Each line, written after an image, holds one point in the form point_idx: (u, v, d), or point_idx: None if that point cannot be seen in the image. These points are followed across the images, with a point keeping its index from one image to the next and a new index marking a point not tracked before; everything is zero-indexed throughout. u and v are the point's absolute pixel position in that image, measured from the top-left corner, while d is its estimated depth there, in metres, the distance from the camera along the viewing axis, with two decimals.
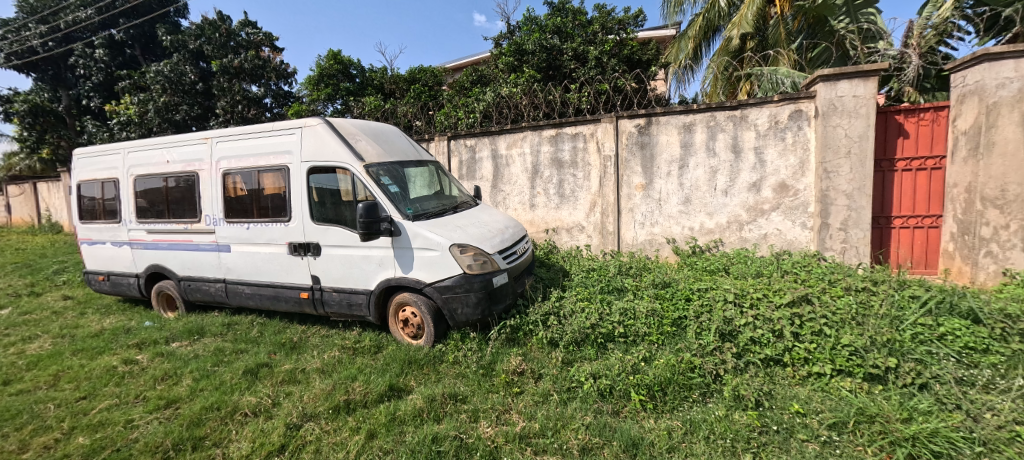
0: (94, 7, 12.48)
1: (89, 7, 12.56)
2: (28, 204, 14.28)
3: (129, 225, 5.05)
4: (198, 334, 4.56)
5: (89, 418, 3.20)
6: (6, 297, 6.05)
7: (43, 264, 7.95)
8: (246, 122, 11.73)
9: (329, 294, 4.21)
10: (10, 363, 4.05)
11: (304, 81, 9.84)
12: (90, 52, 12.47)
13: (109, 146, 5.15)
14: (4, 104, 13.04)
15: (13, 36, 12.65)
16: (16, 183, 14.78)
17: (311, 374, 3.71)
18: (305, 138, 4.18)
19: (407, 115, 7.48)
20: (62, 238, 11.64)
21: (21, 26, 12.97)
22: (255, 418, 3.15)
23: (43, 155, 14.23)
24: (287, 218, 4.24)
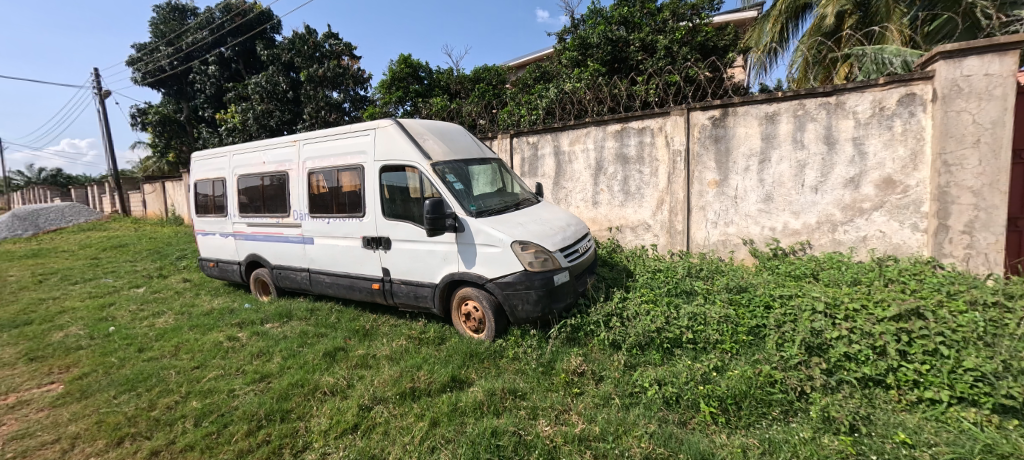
0: (208, 29, 14.36)
1: (204, 29, 14.45)
2: (158, 200, 16.87)
3: (233, 219, 5.76)
4: (286, 317, 5.08)
5: (201, 385, 3.71)
6: (141, 278, 7.22)
7: (168, 251, 9.37)
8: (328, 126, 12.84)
9: (398, 285, 4.46)
10: (145, 334, 4.83)
11: (378, 85, 10.51)
12: (205, 69, 14.41)
13: (218, 150, 5.92)
14: (143, 116, 15.57)
15: (149, 58, 15.10)
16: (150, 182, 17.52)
17: (381, 360, 3.95)
18: (379, 138, 4.47)
19: (470, 113, 7.70)
20: (184, 229, 13.61)
21: (154, 50, 15.31)
22: (332, 397, 3.44)
23: (172, 158, 16.73)
24: (362, 214, 4.57)
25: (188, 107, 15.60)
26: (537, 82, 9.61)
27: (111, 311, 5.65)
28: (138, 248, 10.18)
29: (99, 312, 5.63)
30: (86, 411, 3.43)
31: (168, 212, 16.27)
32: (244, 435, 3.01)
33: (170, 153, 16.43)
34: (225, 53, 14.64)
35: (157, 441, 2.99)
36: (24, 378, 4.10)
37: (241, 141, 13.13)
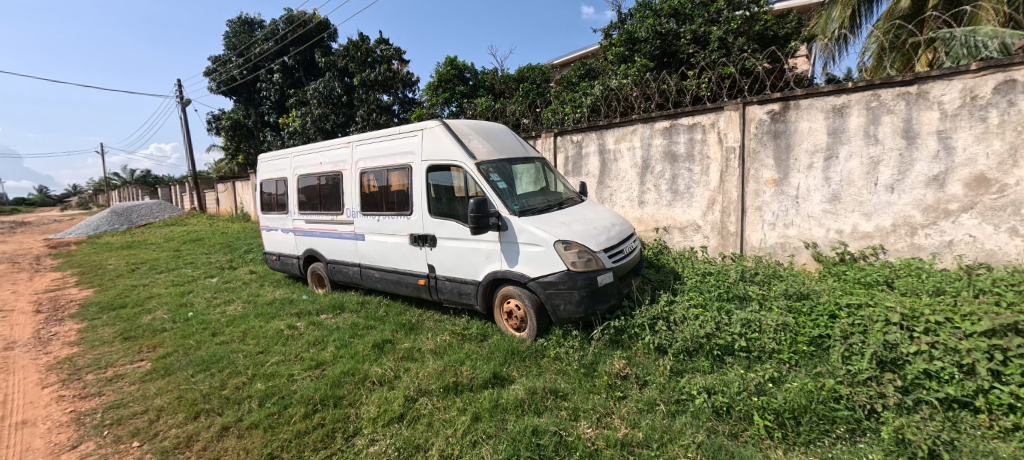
0: (273, 40, 15.43)
1: (269, 40, 15.55)
2: (230, 198, 18.41)
3: (294, 216, 6.17)
4: (339, 309, 5.38)
5: (264, 369, 4.02)
6: (215, 269, 7.93)
7: (238, 245, 10.21)
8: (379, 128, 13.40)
9: (443, 282, 4.58)
10: (218, 320, 5.31)
11: (425, 88, 10.81)
12: (271, 77, 15.53)
13: (281, 152, 6.36)
14: (218, 121, 17.06)
15: (223, 69, 16.54)
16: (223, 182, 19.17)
17: (425, 354, 4.08)
18: (426, 139, 4.60)
19: (515, 113, 7.75)
20: (252, 225, 14.75)
21: (227, 61, 16.68)
22: (380, 387, 3.60)
23: (242, 160, 18.19)
24: (410, 212, 4.73)
25: (255, 113, 16.90)
26: (582, 80, 9.49)
27: (189, 298, 6.25)
28: (212, 242, 11.19)
29: (180, 299, 6.26)
30: (168, 387, 3.84)
31: (238, 209, 17.71)
32: (302, 418, 3.23)
33: (241, 155, 17.87)
34: (288, 62, 15.69)
35: (226, 417, 3.28)
36: (120, 355, 4.65)
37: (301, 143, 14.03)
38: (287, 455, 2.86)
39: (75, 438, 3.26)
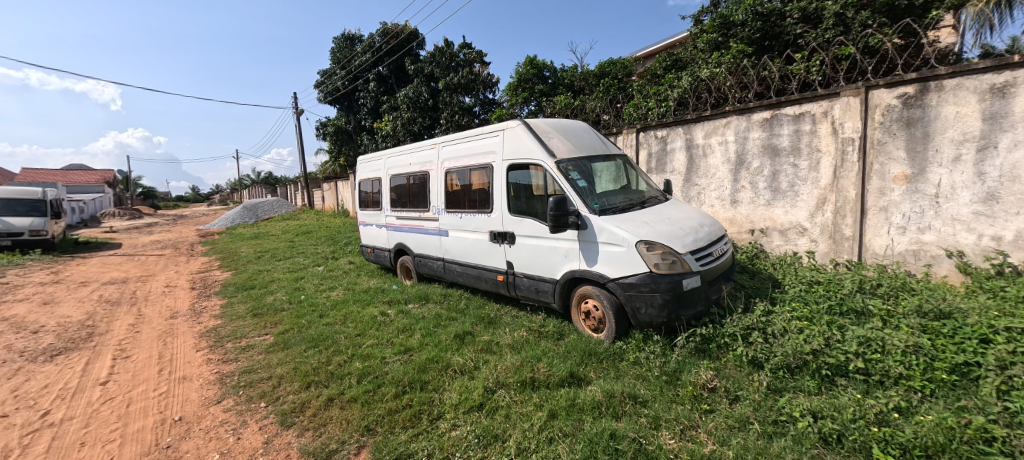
0: (370, 52, 16.76)
1: (367, 52, 16.90)
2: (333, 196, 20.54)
3: (386, 212, 6.70)
4: (425, 299, 5.75)
5: (361, 350, 4.44)
6: (321, 259, 8.95)
7: (339, 238, 11.38)
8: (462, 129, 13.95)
9: (521, 279, 4.65)
10: (324, 304, 5.98)
11: (505, 88, 11.03)
12: (367, 86, 16.95)
13: (375, 154, 6.94)
14: (326, 126, 19.13)
15: (328, 81, 18.46)
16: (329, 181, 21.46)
17: (503, 348, 4.19)
18: (507, 139, 4.69)
19: (594, 110, 7.48)
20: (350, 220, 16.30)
21: (331, 73, 18.48)
22: (461, 376, 3.77)
23: (344, 161, 20.15)
24: (490, 210, 4.87)
25: (353, 119, 18.51)
26: (668, 72, 8.96)
27: (301, 283, 7.13)
28: (319, 234, 12.61)
29: (294, 283, 7.16)
30: (286, 359, 4.43)
31: (340, 205, 19.68)
32: (393, 397, 3.52)
33: (342, 157, 19.81)
34: (383, 71, 17.00)
35: (331, 390, 3.70)
36: (251, 328, 5.47)
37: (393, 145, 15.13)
38: (380, 429, 3.13)
39: (219, 394, 3.92)
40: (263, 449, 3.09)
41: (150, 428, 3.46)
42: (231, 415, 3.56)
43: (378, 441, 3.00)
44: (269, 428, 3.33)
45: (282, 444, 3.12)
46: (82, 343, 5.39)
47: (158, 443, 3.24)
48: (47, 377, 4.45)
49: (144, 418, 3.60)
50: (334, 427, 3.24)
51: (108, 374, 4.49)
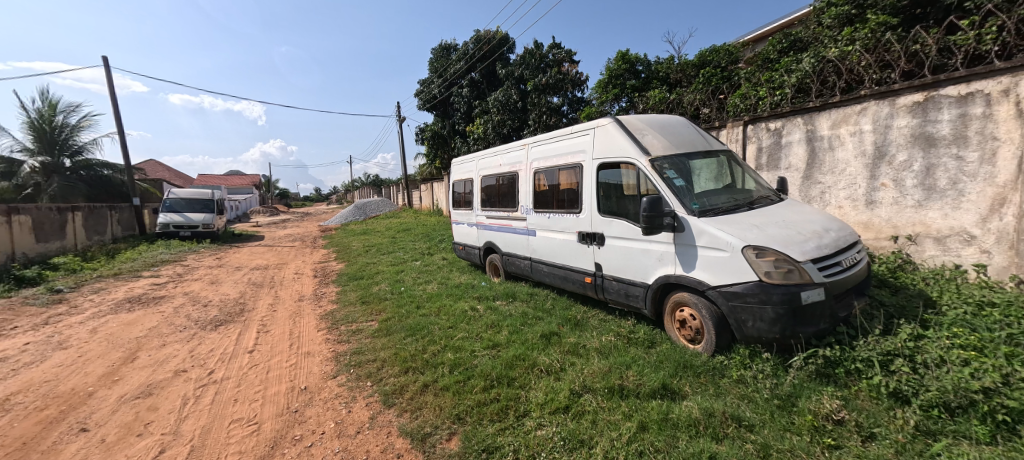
0: (464, 60, 17.55)
1: (461, 60, 17.76)
2: (430, 196, 21.95)
3: (477, 212, 6.96)
4: (513, 297, 5.85)
5: (453, 342, 4.66)
6: (418, 255, 9.61)
7: (434, 235, 12.12)
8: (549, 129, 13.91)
9: (609, 281, 4.48)
10: (421, 296, 6.41)
11: (595, 86, 10.75)
12: (461, 92, 17.78)
13: (468, 156, 7.25)
14: (425, 130, 20.51)
15: (427, 89, 19.78)
16: (426, 182, 23.00)
17: (591, 352, 4.07)
18: (598, 137, 4.54)
19: (692, 102, 7.09)
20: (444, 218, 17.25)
21: (430, 83, 19.76)
22: (547, 376, 3.75)
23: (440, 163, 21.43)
24: (579, 210, 4.77)
25: (448, 124, 19.55)
26: (782, 56, 7.93)
27: (401, 276, 7.73)
28: (416, 232, 13.56)
29: (395, 276, 7.80)
30: (388, 344, 4.84)
31: (436, 205, 20.96)
32: (481, 389, 3.63)
33: (438, 160, 21.05)
34: (475, 77, 17.67)
35: (426, 377, 3.93)
36: (360, 314, 6.08)
37: (483, 148, 15.69)
38: (469, 419, 3.24)
39: (335, 370, 4.41)
40: (369, 424, 3.39)
41: (283, 393, 4.01)
42: (343, 390, 3.98)
43: (468, 430, 3.11)
44: (374, 405, 3.65)
45: (384, 422, 3.40)
46: (236, 317, 6.48)
47: (288, 407, 3.74)
48: (211, 343, 5.42)
49: (278, 384, 4.19)
50: (428, 412, 3.43)
51: (253, 344, 5.33)
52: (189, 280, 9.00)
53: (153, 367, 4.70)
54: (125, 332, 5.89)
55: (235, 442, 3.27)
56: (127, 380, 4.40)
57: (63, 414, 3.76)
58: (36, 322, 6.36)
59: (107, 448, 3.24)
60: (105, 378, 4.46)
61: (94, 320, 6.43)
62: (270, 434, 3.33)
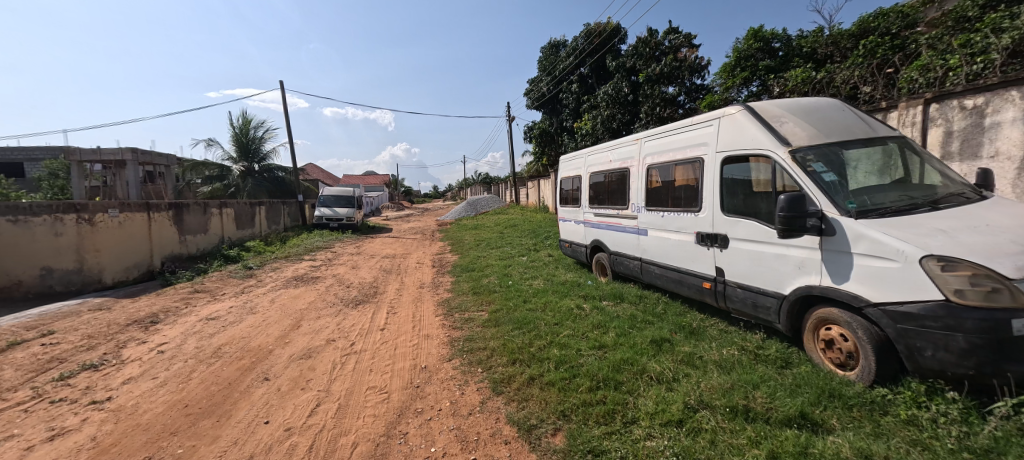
0: (574, 55, 17.32)
1: (571, 56, 17.57)
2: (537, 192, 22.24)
3: (584, 209, 6.83)
4: (620, 298, 5.60)
5: (559, 338, 4.63)
6: (525, 250, 9.82)
7: (540, 232, 12.26)
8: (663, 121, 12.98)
9: (733, 289, 4.00)
10: (528, 290, 6.51)
11: (719, 70, 9.72)
12: (570, 88, 17.61)
13: (577, 153, 7.18)
14: (534, 127, 20.81)
15: (537, 88, 20.06)
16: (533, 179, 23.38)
17: (709, 364, 3.68)
18: (723, 128, 4.07)
19: (847, 81, 6.33)
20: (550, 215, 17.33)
21: (539, 81, 20.01)
22: (658, 384, 3.49)
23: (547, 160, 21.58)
24: (698, 208, 4.36)
25: (556, 121, 19.55)
26: (986, 14, 6.11)
27: (509, 270, 7.97)
28: (523, 228, 13.88)
29: (503, 269, 8.07)
30: (497, 334, 5.02)
31: (542, 202, 21.16)
32: (587, 389, 3.53)
33: (544, 157, 21.18)
34: (584, 72, 17.31)
35: (533, 370, 3.98)
36: (473, 303, 6.43)
37: (591, 143, 15.34)
38: (575, 417, 3.18)
39: (450, 353, 4.72)
40: (480, 407, 3.54)
41: (407, 369, 4.41)
42: (457, 373, 4.23)
43: (573, 428, 3.05)
44: (484, 391, 3.81)
45: (493, 408, 3.52)
46: (371, 298, 7.38)
47: (412, 382, 4.11)
48: (352, 319, 6.24)
49: (403, 361, 4.63)
50: (535, 404, 3.46)
51: (384, 323, 5.99)
52: (336, 264, 10.52)
53: (312, 335, 5.58)
54: (293, 304, 7.11)
55: (371, 406, 3.69)
56: (294, 343, 5.29)
57: (254, 364, 4.66)
58: (236, 291, 8.04)
59: (282, 396, 3.92)
60: (280, 340, 5.43)
61: (271, 292, 7.88)
62: (397, 404, 3.69)
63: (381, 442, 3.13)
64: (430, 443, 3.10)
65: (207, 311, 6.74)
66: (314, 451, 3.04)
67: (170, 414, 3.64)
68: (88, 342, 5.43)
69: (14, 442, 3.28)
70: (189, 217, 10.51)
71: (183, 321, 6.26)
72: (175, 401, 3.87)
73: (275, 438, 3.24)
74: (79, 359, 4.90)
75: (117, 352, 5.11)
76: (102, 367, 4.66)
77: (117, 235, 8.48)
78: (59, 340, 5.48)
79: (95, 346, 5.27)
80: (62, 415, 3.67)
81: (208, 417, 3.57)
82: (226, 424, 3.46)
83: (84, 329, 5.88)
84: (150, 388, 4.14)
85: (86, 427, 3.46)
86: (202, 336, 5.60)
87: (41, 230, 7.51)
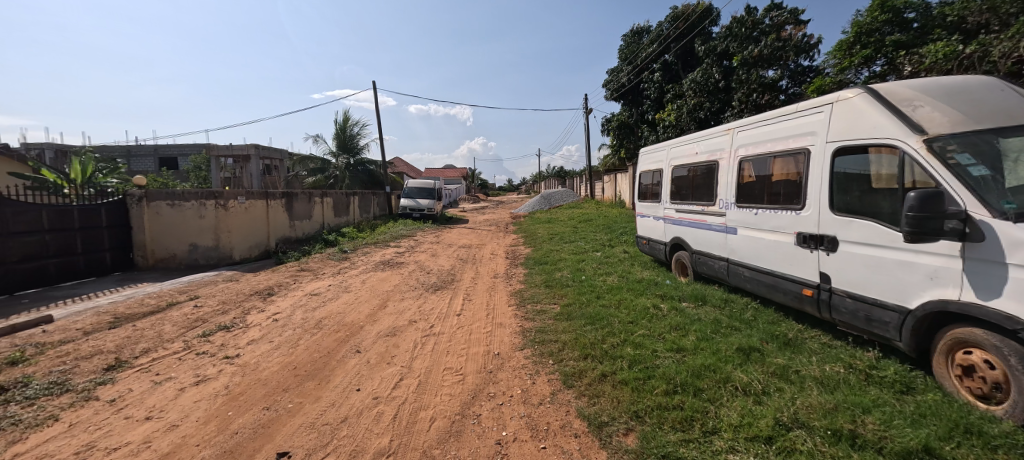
0: (658, 41, 16.37)
1: (654, 43, 16.62)
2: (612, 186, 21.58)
3: (664, 205, 6.47)
4: (702, 300, 5.23)
5: (633, 337, 4.44)
6: (600, 245, 9.58)
7: (616, 227, 11.89)
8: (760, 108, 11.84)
9: (841, 298, 3.52)
10: (602, 286, 6.34)
11: (832, 50, 8.59)
12: (652, 76, 16.71)
13: (658, 145, 6.83)
14: (613, 118, 20.13)
15: (615, 79, 19.32)
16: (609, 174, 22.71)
17: (807, 380, 3.29)
18: (836, 114, 3.57)
19: (1008, 54, 5.45)
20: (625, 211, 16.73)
21: (619, 71, 19.24)
22: (744, 396, 3.19)
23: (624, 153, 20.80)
24: (800, 206, 3.91)
25: (636, 112, 18.71)
26: None
27: (583, 265, 7.83)
28: (598, 223, 13.56)
29: (577, 264, 7.95)
30: (569, 328, 4.96)
31: (619, 197, 20.50)
32: (663, 393, 3.34)
33: (623, 149, 20.42)
34: (669, 59, 16.29)
35: (605, 366, 3.87)
36: (545, 296, 6.43)
37: (675, 135, 14.47)
38: (649, 420, 3.03)
39: (522, 343, 4.76)
40: (551, 398, 3.52)
41: (481, 354, 4.54)
42: (529, 362, 4.26)
43: (647, 431, 2.91)
44: (554, 382, 3.79)
45: (564, 400, 3.48)
46: (449, 285, 7.71)
47: (485, 367, 4.21)
48: (432, 303, 6.57)
49: (477, 346, 4.76)
50: (606, 402, 3.36)
51: (460, 309, 6.23)
52: (418, 252, 11.15)
53: (397, 315, 5.98)
54: (380, 286, 7.67)
55: (447, 385, 3.85)
56: (381, 321, 5.71)
57: (348, 337, 5.10)
58: (334, 272, 8.87)
59: (370, 368, 4.25)
60: (369, 317, 5.89)
61: (362, 274, 8.58)
62: (471, 386, 3.81)
63: (456, 420, 3.26)
64: (502, 426, 3.15)
65: (310, 288, 7.52)
66: (397, 420, 3.25)
67: (283, 373, 4.12)
68: (223, 306, 6.35)
69: (171, 382, 3.95)
70: (298, 205, 11.79)
71: (291, 295, 7.06)
72: (287, 362, 4.37)
73: (365, 404, 3.52)
74: (215, 320, 5.74)
75: (243, 317, 5.90)
76: (232, 329, 5.41)
77: (243, 219, 9.76)
78: (201, 304, 6.48)
79: (227, 311, 6.15)
80: (204, 365, 4.32)
81: (311, 380, 3.98)
82: (325, 387, 3.84)
83: (219, 296, 6.88)
84: (267, 350, 4.72)
85: (221, 377, 4.04)
86: (307, 309, 6.27)
87: (189, 213, 8.90)
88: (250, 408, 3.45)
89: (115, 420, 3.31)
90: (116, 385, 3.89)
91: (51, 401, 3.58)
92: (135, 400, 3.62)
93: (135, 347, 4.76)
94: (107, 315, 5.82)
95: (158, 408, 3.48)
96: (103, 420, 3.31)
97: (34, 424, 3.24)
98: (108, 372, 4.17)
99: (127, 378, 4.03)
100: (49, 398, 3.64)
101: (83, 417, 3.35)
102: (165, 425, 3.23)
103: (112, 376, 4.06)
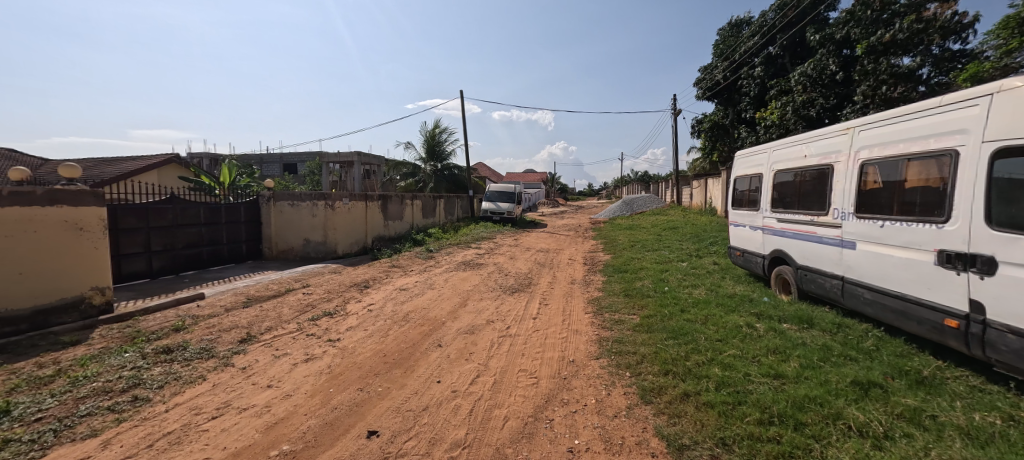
0: (761, 33, 14.98)
1: (756, 35, 15.23)
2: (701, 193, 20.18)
3: (764, 214, 5.84)
4: (807, 324, 4.61)
5: (722, 356, 4.06)
6: (685, 255, 8.96)
7: (705, 236, 11.07)
8: (890, 103, 10.25)
9: (997, 333, 2.88)
10: (687, 299, 5.91)
11: (995, 29, 7.15)
12: (752, 72, 15.32)
13: (758, 147, 6.20)
14: (705, 120, 18.82)
15: (710, 76, 18.02)
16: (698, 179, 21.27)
17: (946, 428, 2.72)
18: (997, 108, 2.92)
19: None
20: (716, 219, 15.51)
21: (713, 68, 17.94)
22: (859, 437, 2.74)
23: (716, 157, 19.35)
24: (943, 219, 3.27)
25: (732, 112, 17.29)
26: None
27: (667, 275, 7.38)
28: (685, 231, 12.73)
29: (660, 274, 7.51)
30: (649, 341, 4.68)
31: (709, 204, 19.10)
32: (756, 422, 2.98)
33: (715, 152, 19.00)
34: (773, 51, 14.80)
35: (688, 385, 3.57)
36: (624, 305, 6.15)
37: (779, 135, 13.11)
38: (738, 450, 2.73)
39: (598, 352, 4.60)
40: (627, 412, 3.34)
41: (556, 359, 4.46)
42: (605, 372, 4.09)
43: None
44: (631, 396, 3.59)
45: (641, 415, 3.28)
46: (526, 287, 7.75)
47: (560, 372, 4.13)
48: (509, 305, 6.63)
49: (552, 351, 4.69)
50: (689, 423, 3.10)
51: (536, 312, 6.21)
52: (497, 254, 11.39)
53: (475, 314, 6.14)
54: (461, 284, 7.96)
55: (522, 386, 3.84)
56: (461, 319, 5.91)
57: (431, 331, 5.35)
58: (420, 269, 9.41)
59: (450, 362, 4.39)
60: (450, 314, 6.14)
61: (445, 273, 9.00)
62: (545, 390, 3.76)
63: (529, 422, 3.23)
64: (575, 434, 3.05)
65: (399, 283, 8.05)
66: (473, 414, 3.32)
67: (374, 359, 4.44)
68: (328, 295, 7.04)
69: (287, 357, 4.45)
70: (391, 206, 12.71)
71: (383, 288, 7.61)
72: (378, 350, 4.70)
73: (444, 396, 3.64)
74: (321, 307, 6.38)
75: (343, 305, 6.50)
76: (334, 315, 5.96)
77: (347, 218, 10.72)
78: (310, 291, 7.25)
79: (330, 299, 6.82)
80: (311, 345, 4.81)
81: (398, 368, 4.23)
82: (410, 375, 4.05)
83: (325, 285, 7.65)
84: (362, 337, 5.12)
85: (324, 357, 4.46)
86: (396, 302, 6.70)
87: (305, 212, 10.01)
88: (347, 388, 3.75)
89: (245, 385, 3.80)
90: (247, 355, 4.48)
91: (201, 363, 4.22)
92: (260, 369, 4.14)
93: (261, 325, 5.46)
94: (241, 296, 6.77)
95: (277, 378, 3.94)
96: (237, 383, 3.82)
97: (189, 381, 3.84)
98: (241, 344, 4.82)
99: (254, 351, 4.62)
100: (200, 360, 4.30)
101: (223, 379, 3.90)
102: (281, 393, 3.63)
103: (243, 348, 4.68)
